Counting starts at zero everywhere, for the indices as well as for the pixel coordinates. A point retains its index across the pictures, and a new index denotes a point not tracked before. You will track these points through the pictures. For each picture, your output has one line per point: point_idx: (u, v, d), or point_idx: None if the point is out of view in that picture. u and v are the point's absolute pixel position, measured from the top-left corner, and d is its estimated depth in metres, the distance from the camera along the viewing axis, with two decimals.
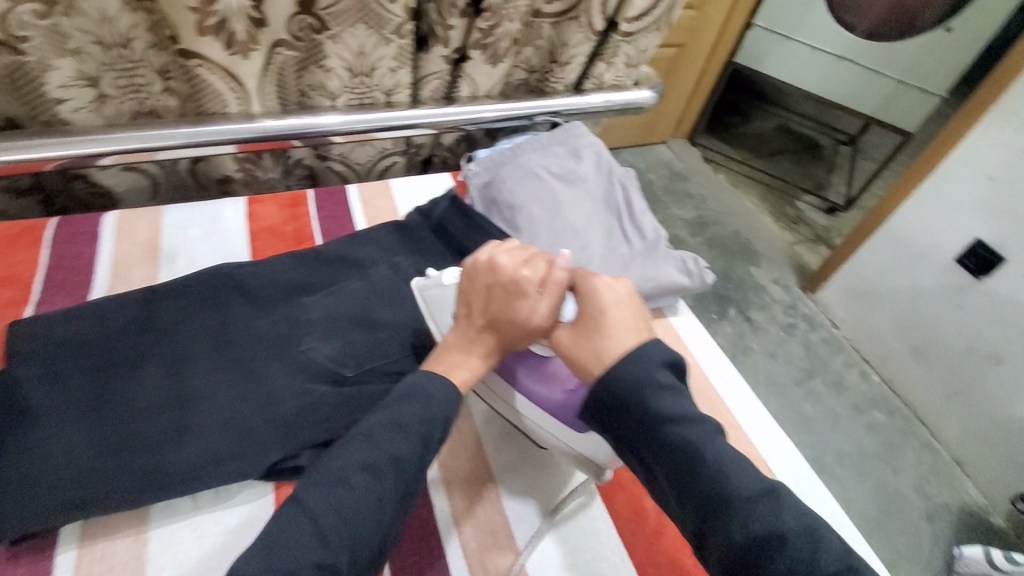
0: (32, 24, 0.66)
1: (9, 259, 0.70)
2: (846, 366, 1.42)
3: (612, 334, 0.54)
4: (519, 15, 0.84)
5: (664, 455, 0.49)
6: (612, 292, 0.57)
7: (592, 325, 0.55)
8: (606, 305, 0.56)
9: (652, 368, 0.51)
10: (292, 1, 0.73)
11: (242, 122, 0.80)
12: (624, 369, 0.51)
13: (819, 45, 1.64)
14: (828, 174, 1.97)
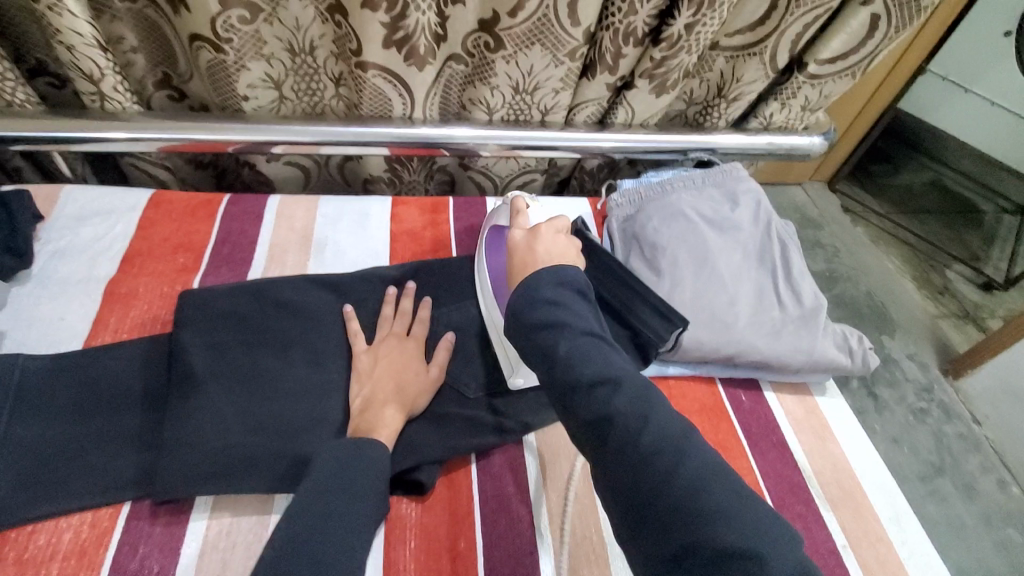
0: (236, 28, 0.72)
1: (187, 227, 0.77)
2: (981, 470, 1.10)
3: (538, 256, 0.59)
4: (698, 49, 0.80)
5: (538, 358, 0.50)
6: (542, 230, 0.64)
7: (521, 248, 0.61)
8: (547, 237, 0.62)
9: (548, 289, 0.53)
10: (474, 19, 0.74)
11: (402, 126, 0.82)
12: (544, 292, 0.53)
13: (1001, 100, 1.34)
14: (983, 246, 1.55)
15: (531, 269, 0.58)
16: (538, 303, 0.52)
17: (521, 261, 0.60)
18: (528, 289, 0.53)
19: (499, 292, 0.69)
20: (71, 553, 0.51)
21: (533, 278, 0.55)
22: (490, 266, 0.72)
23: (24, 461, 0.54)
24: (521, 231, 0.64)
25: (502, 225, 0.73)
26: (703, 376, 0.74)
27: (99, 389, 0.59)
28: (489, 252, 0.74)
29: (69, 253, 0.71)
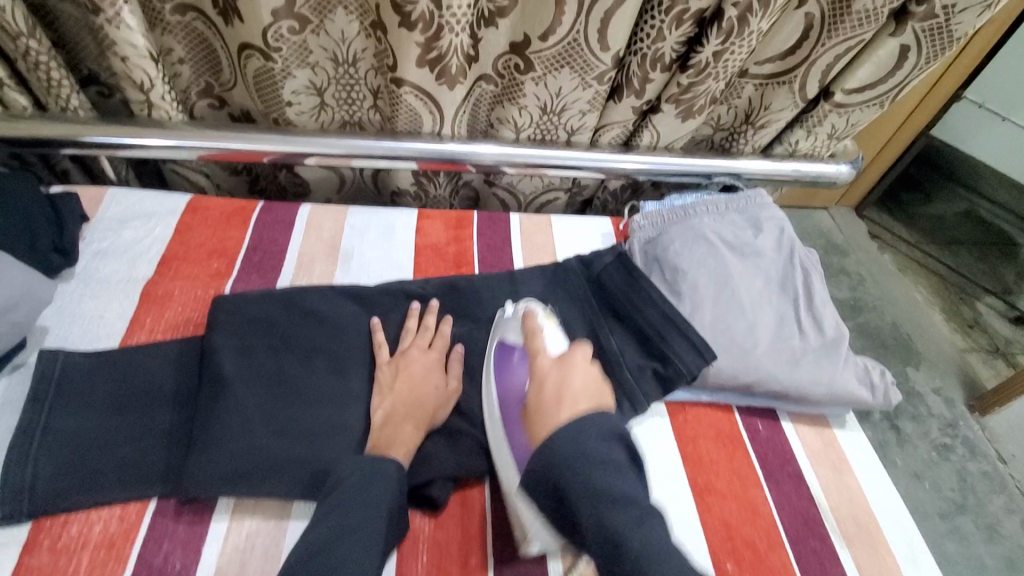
0: (286, 37, 0.76)
1: (221, 233, 0.80)
2: (1007, 511, 1.06)
3: (575, 397, 0.56)
4: (726, 75, 0.80)
5: (585, 515, 0.46)
6: (569, 360, 0.61)
7: (551, 396, 0.57)
8: (581, 375, 0.59)
9: (587, 447, 0.49)
10: (505, 40, 0.76)
11: (431, 142, 0.84)
12: (580, 437, 0.51)
13: None
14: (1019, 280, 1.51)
15: (567, 415, 0.54)
16: (580, 449, 0.50)
17: (551, 394, 0.57)
18: (556, 442, 0.50)
19: (508, 419, 0.61)
20: (99, 545, 0.53)
21: (574, 426, 0.52)
22: (501, 385, 0.65)
23: (60, 453, 0.56)
24: (549, 360, 0.62)
25: (511, 345, 0.67)
26: (718, 404, 0.74)
27: (133, 388, 0.61)
28: (499, 375, 0.66)
29: (111, 253, 0.74)
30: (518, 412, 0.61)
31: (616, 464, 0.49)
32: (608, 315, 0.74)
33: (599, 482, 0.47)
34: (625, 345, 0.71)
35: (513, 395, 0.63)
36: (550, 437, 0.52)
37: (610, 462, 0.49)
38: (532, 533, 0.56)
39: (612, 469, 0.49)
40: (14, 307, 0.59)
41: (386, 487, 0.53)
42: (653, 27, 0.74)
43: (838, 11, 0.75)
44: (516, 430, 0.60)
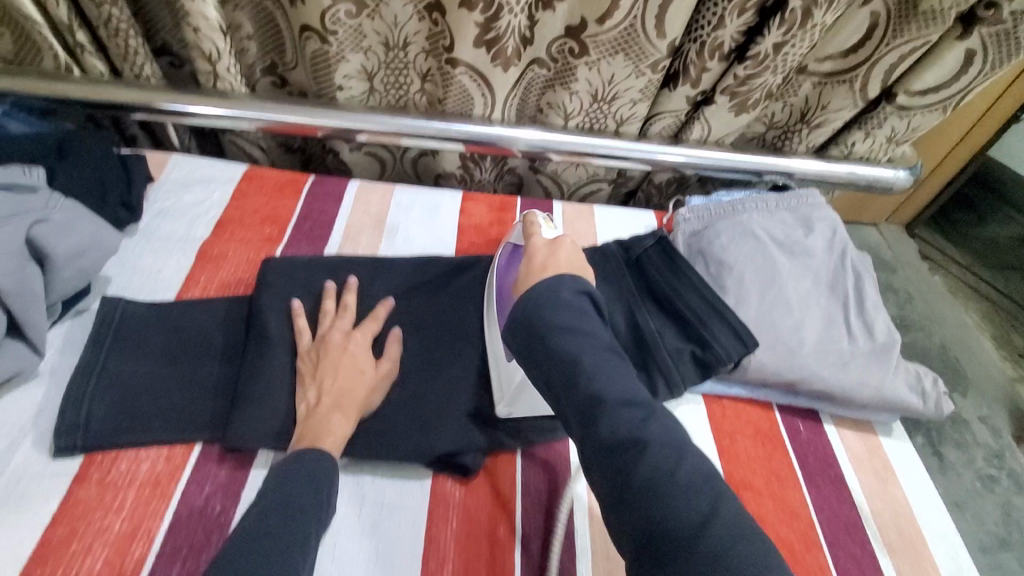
0: (343, 20, 0.79)
1: (274, 201, 0.82)
2: None
3: (560, 264, 0.61)
4: (785, 69, 0.79)
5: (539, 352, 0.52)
6: (564, 245, 0.64)
7: (541, 261, 0.62)
8: (563, 254, 0.63)
9: (562, 298, 0.54)
10: (561, 25, 0.77)
11: (480, 124, 0.85)
12: (560, 315, 0.53)
13: None
14: None
15: (549, 274, 0.59)
16: (553, 306, 0.54)
17: (538, 264, 0.61)
18: (534, 299, 0.55)
19: (500, 306, 0.66)
20: (144, 482, 0.55)
21: (554, 283, 0.56)
22: (500, 273, 0.69)
23: (116, 393, 0.59)
24: (541, 240, 0.65)
25: (515, 248, 0.71)
26: (758, 402, 0.72)
27: (186, 338, 0.64)
28: (505, 263, 0.70)
29: (171, 213, 0.78)
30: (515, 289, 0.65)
31: (573, 310, 0.55)
32: (647, 298, 0.73)
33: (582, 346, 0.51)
34: (664, 327, 0.70)
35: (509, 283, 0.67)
36: (526, 292, 0.57)
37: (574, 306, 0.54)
38: (506, 400, 0.61)
39: (590, 338, 0.52)
40: (83, 253, 0.62)
41: (313, 470, 0.52)
42: (715, 15, 0.73)
43: (904, 12, 0.73)
44: (509, 303, 0.65)
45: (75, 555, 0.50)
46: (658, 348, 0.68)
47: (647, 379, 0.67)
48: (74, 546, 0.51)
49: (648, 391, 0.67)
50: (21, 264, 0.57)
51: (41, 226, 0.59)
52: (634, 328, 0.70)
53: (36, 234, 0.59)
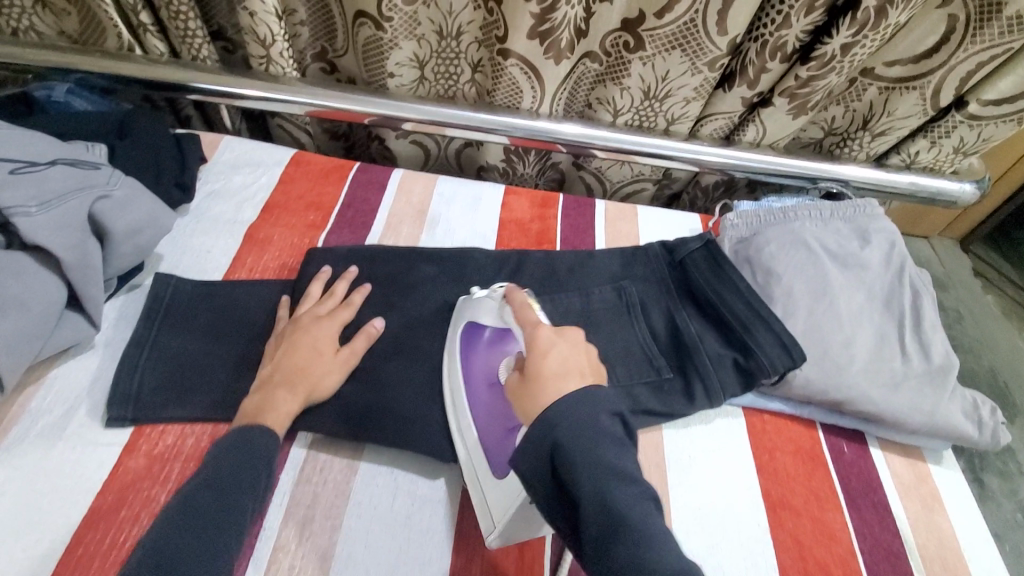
0: (399, 7, 0.78)
1: (319, 187, 0.83)
2: None
3: (577, 369, 0.53)
4: (849, 71, 0.75)
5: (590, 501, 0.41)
6: (556, 349, 0.55)
7: (545, 373, 0.52)
8: (560, 359, 0.53)
9: (590, 421, 0.45)
10: (617, 19, 0.75)
11: (526, 118, 0.84)
12: (577, 409, 0.45)
13: None
14: None
15: (572, 385, 0.51)
16: (577, 409, 0.45)
17: (535, 367, 0.53)
18: (562, 402, 0.46)
19: (471, 397, 0.60)
20: (189, 456, 0.57)
21: (568, 397, 0.47)
22: (465, 369, 0.63)
23: (165, 367, 0.61)
24: (545, 332, 0.56)
25: (481, 326, 0.64)
26: (801, 419, 0.70)
27: (233, 319, 0.66)
28: (464, 353, 0.64)
29: (221, 195, 0.79)
30: (493, 383, 0.61)
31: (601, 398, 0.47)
32: (687, 302, 0.71)
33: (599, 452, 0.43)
34: (703, 333, 0.68)
35: (477, 376, 0.61)
36: (550, 405, 0.48)
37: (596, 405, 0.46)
38: (499, 528, 0.52)
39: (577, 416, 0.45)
40: (141, 230, 0.64)
41: (258, 447, 0.52)
42: (779, 13, 0.70)
43: (987, 17, 0.68)
44: (478, 402, 0.60)
45: (123, 521, 0.52)
46: (698, 354, 0.66)
47: (683, 383, 0.66)
48: (123, 513, 0.53)
49: (685, 397, 0.66)
50: (83, 239, 0.59)
51: (104, 202, 0.62)
52: (673, 331, 0.69)
53: (99, 211, 0.61)
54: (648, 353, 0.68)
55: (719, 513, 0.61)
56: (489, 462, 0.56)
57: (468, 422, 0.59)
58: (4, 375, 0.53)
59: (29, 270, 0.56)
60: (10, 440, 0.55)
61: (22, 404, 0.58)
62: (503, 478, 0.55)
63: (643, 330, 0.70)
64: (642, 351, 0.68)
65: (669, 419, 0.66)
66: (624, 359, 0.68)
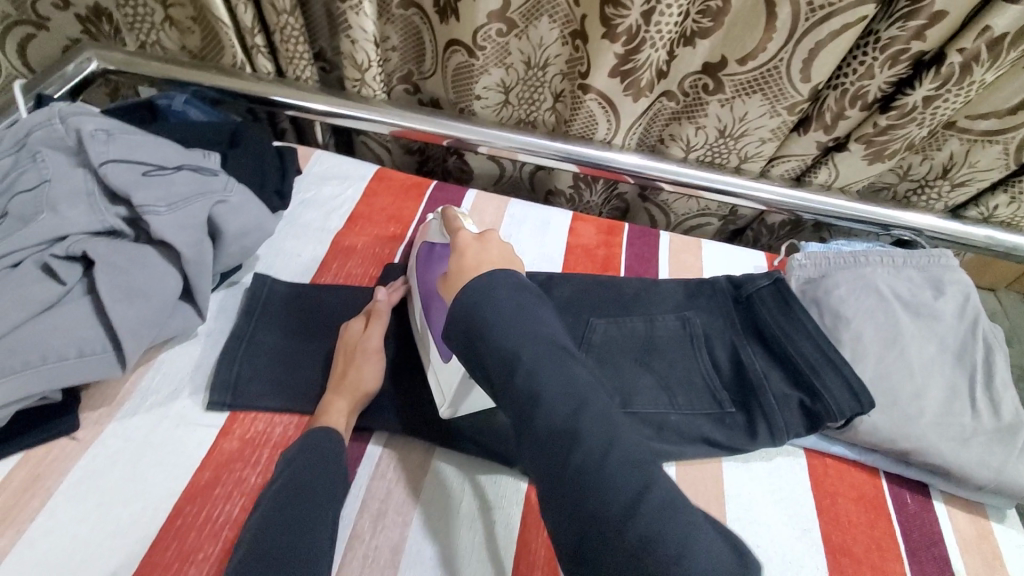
0: (492, 38, 0.83)
1: (400, 202, 0.88)
2: None
3: (489, 259, 0.58)
4: (933, 125, 0.76)
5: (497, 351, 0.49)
6: (475, 248, 0.61)
7: (456, 269, 0.59)
8: (478, 259, 0.59)
9: (495, 293, 0.52)
10: (699, 62, 0.78)
11: (600, 148, 0.87)
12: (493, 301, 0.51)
13: None
14: None
15: (480, 271, 0.56)
16: (498, 311, 0.51)
17: (455, 267, 0.59)
18: (469, 296, 0.52)
19: (427, 301, 0.67)
20: (276, 444, 0.61)
21: (478, 288, 0.53)
22: (421, 278, 0.70)
23: (259, 360, 0.66)
24: (467, 236, 0.63)
25: (434, 242, 0.71)
26: (864, 466, 0.69)
27: (321, 321, 0.71)
28: (421, 268, 0.71)
29: (312, 204, 0.86)
30: (436, 286, 0.65)
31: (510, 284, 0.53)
32: (752, 338, 0.72)
33: (517, 328, 0.50)
34: (769, 371, 0.69)
35: (427, 286, 0.68)
36: (463, 291, 0.53)
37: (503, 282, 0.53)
38: (447, 399, 0.61)
39: (533, 337, 0.50)
40: (246, 233, 0.70)
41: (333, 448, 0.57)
42: (862, 63, 0.72)
43: None
44: (433, 305, 0.66)
45: (217, 499, 0.57)
46: (763, 391, 0.67)
47: (747, 418, 0.67)
48: (217, 491, 0.57)
49: (748, 433, 0.66)
50: (200, 239, 0.65)
51: (221, 206, 0.68)
52: (739, 366, 0.70)
53: (216, 213, 0.67)
54: (710, 385, 0.69)
55: (778, 552, 0.61)
56: (435, 344, 0.64)
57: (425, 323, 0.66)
58: (127, 355, 0.59)
59: (154, 262, 0.63)
60: (122, 414, 0.61)
61: (133, 382, 0.64)
62: (448, 361, 0.62)
63: (707, 362, 0.71)
64: (706, 383, 0.69)
65: (730, 453, 0.66)
66: (686, 388, 0.69)
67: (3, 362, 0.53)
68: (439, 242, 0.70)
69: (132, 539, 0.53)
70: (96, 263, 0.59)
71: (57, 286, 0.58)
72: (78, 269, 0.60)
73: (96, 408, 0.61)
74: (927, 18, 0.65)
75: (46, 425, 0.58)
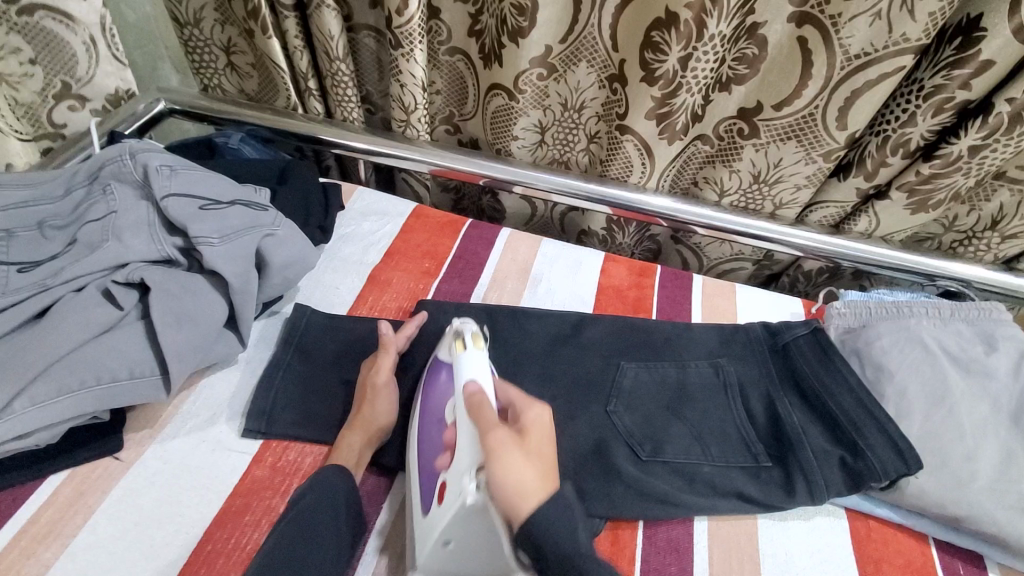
0: (533, 82, 0.86)
1: (436, 239, 0.91)
2: None
3: (537, 456, 0.51)
4: (979, 174, 0.74)
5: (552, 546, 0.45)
6: (524, 422, 0.55)
7: (509, 437, 0.51)
8: (538, 444, 0.53)
9: (564, 517, 0.46)
10: (735, 107, 0.79)
11: (633, 191, 0.88)
12: (557, 525, 0.45)
13: None
14: None
15: (519, 499, 0.46)
16: (552, 528, 0.45)
17: (490, 438, 0.51)
18: (534, 514, 0.45)
19: (421, 433, 0.63)
20: (306, 473, 0.63)
21: (537, 514, 0.45)
22: (424, 398, 0.66)
23: (294, 389, 0.69)
24: (512, 412, 0.56)
25: (442, 361, 0.66)
26: (911, 530, 0.65)
27: (354, 352, 0.74)
28: (427, 390, 0.66)
29: (352, 238, 0.89)
30: (439, 422, 0.61)
31: (568, 505, 0.47)
32: (790, 389, 0.70)
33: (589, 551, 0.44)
34: (806, 426, 0.66)
35: (426, 419, 0.63)
36: (528, 518, 0.45)
37: (558, 499, 0.47)
38: (421, 556, 0.54)
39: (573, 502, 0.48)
40: (291, 265, 0.73)
41: None
42: (904, 111, 0.72)
43: None
44: (427, 478, 0.58)
45: (246, 526, 0.58)
46: (800, 445, 0.64)
47: (783, 472, 0.65)
48: (247, 518, 0.58)
49: (785, 489, 0.64)
50: (248, 269, 0.68)
51: (269, 239, 0.72)
52: (774, 417, 0.68)
53: (264, 246, 0.71)
54: (745, 437, 0.67)
55: None
56: (420, 495, 0.58)
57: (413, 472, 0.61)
58: (173, 379, 0.61)
59: (204, 291, 0.66)
60: (163, 436, 0.63)
61: (175, 406, 0.66)
62: (424, 515, 0.56)
63: (741, 413, 0.69)
64: (740, 434, 0.67)
65: (766, 509, 0.63)
66: (720, 437, 0.67)
67: (61, 382, 0.56)
68: (446, 364, 0.65)
69: (163, 563, 0.54)
70: (152, 290, 0.63)
71: (116, 310, 0.62)
72: (135, 294, 0.64)
73: (140, 428, 0.64)
74: (973, 68, 0.65)
75: (93, 441, 0.61)
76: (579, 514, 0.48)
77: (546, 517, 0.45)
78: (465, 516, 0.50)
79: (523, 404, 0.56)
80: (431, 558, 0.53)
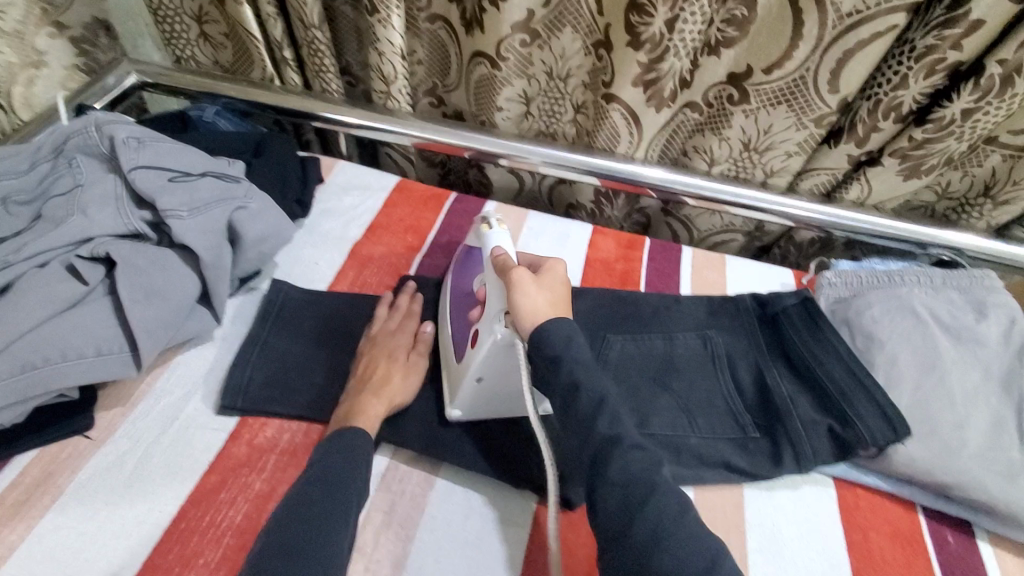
0: (516, 49, 0.83)
1: (419, 212, 0.88)
2: None
3: (554, 301, 0.57)
4: (972, 138, 0.72)
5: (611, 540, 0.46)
6: (550, 277, 0.59)
7: (529, 277, 0.57)
8: (552, 282, 0.59)
9: (580, 340, 0.54)
10: (724, 72, 0.76)
11: (620, 161, 0.85)
12: (559, 329, 0.54)
13: None
14: None
15: (538, 317, 0.55)
16: (567, 343, 0.53)
17: (512, 277, 0.57)
18: (547, 335, 0.53)
19: (455, 310, 0.69)
20: (284, 450, 0.61)
21: (556, 323, 0.54)
22: (458, 280, 0.71)
23: (271, 366, 0.67)
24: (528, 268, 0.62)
25: (471, 248, 0.71)
26: (900, 499, 0.65)
27: (335, 328, 0.72)
28: (460, 269, 0.72)
29: (332, 213, 0.86)
30: (466, 300, 0.68)
31: (573, 325, 0.55)
32: (779, 359, 0.69)
33: (575, 356, 0.52)
34: (795, 396, 0.65)
35: (462, 292, 0.69)
36: (541, 325, 0.54)
37: (566, 320, 0.55)
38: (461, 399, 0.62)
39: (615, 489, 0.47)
40: (266, 239, 0.71)
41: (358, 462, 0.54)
42: (897, 73, 0.69)
43: None
44: (460, 338, 0.65)
45: (221, 504, 0.56)
46: (788, 415, 0.63)
47: (771, 444, 0.64)
48: (222, 496, 0.57)
49: (773, 460, 0.63)
50: (220, 242, 0.66)
51: (241, 212, 0.69)
52: (762, 387, 0.67)
53: (237, 219, 0.68)
54: (733, 409, 0.66)
55: None
56: (456, 351, 0.65)
57: (449, 330, 0.68)
58: (143, 355, 0.59)
59: (174, 266, 0.64)
60: (135, 415, 0.62)
61: (148, 384, 0.64)
62: (468, 372, 0.61)
63: (730, 384, 0.68)
64: (728, 405, 0.66)
65: (752, 480, 0.63)
66: (708, 407, 0.66)
67: (24, 359, 0.54)
68: (476, 246, 0.70)
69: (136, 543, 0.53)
70: (119, 264, 0.61)
71: (81, 286, 0.60)
72: (101, 269, 0.62)
73: (112, 407, 0.62)
74: (967, 27, 0.62)
75: (63, 421, 0.59)
76: (584, 339, 0.55)
77: (550, 330, 0.53)
78: (497, 352, 0.58)
79: (544, 268, 0.60)
80: (466, 396, 0.61)
